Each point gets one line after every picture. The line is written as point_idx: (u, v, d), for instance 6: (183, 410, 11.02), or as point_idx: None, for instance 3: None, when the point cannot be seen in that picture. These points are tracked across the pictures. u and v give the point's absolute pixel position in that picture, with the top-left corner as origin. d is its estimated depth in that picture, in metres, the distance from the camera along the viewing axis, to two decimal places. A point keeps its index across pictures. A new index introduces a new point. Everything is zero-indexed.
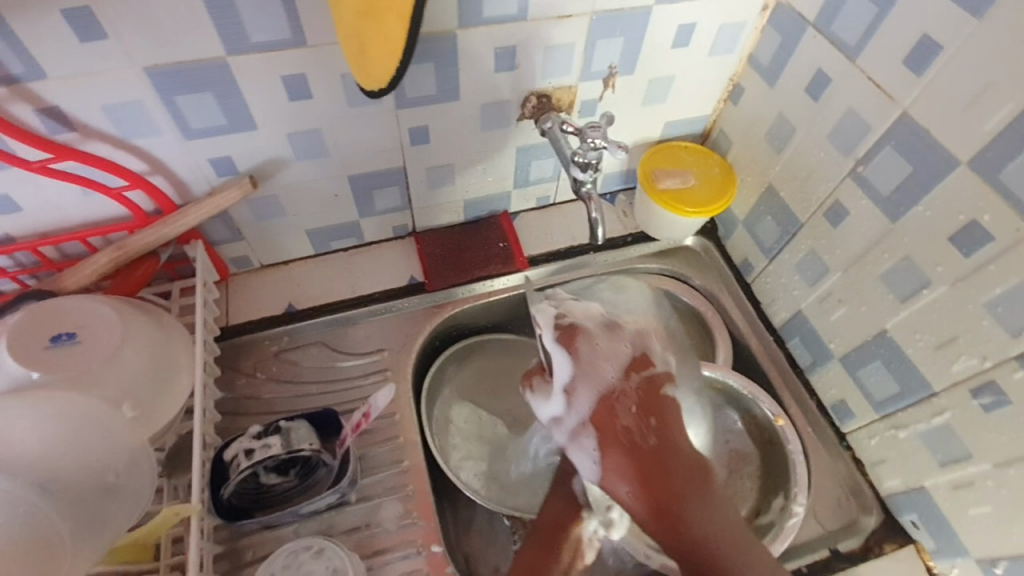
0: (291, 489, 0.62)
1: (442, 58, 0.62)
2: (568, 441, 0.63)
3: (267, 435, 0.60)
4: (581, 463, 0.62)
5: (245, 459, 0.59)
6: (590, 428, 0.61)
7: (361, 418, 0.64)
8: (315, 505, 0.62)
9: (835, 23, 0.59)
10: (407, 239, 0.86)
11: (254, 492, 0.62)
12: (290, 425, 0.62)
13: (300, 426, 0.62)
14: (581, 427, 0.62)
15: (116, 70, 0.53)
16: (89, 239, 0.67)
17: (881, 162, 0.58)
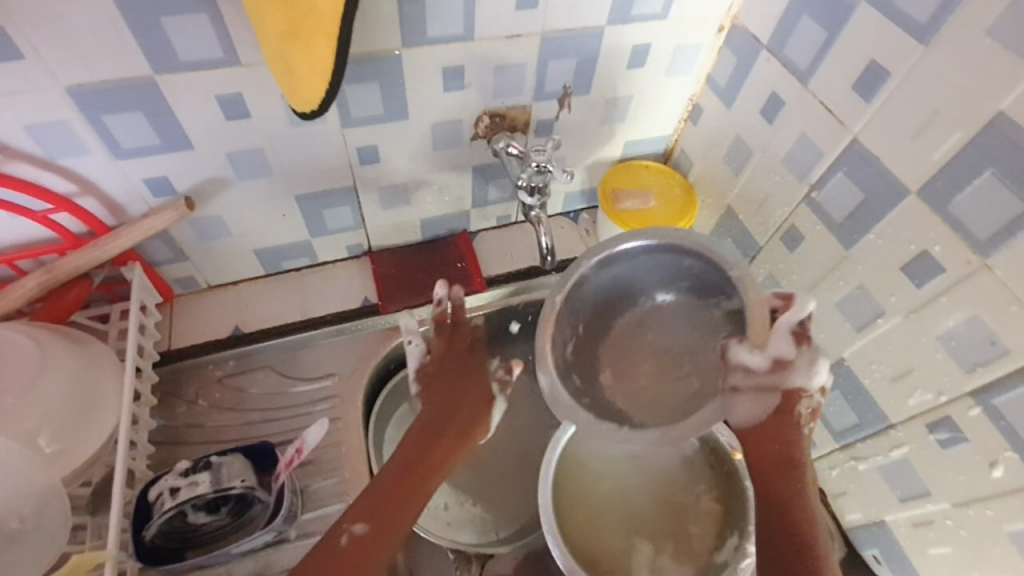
0: (223, 528, 0.59)
1: (386, 78, 0.60)
2: (740, 387, 0.58)
3: (195, 473, 0.57)
4: (739, 409, 0.58)
5: (169, 499, 0.55)
6: (780, 394, 0.57)
7: (293, 453, 0.61)
8: (250, 543, 0.58)
9: (788, 46, 0.58)
10: (363, 258, 0.83)
11: (182, 532, 0.58)
12: (222, 460, 0.58)
13: (233, 460, 0.59)
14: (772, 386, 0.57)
15: (35, 89, 0.51)
16: (17, 262, 0.64)
17: (834, 187, 0.57)
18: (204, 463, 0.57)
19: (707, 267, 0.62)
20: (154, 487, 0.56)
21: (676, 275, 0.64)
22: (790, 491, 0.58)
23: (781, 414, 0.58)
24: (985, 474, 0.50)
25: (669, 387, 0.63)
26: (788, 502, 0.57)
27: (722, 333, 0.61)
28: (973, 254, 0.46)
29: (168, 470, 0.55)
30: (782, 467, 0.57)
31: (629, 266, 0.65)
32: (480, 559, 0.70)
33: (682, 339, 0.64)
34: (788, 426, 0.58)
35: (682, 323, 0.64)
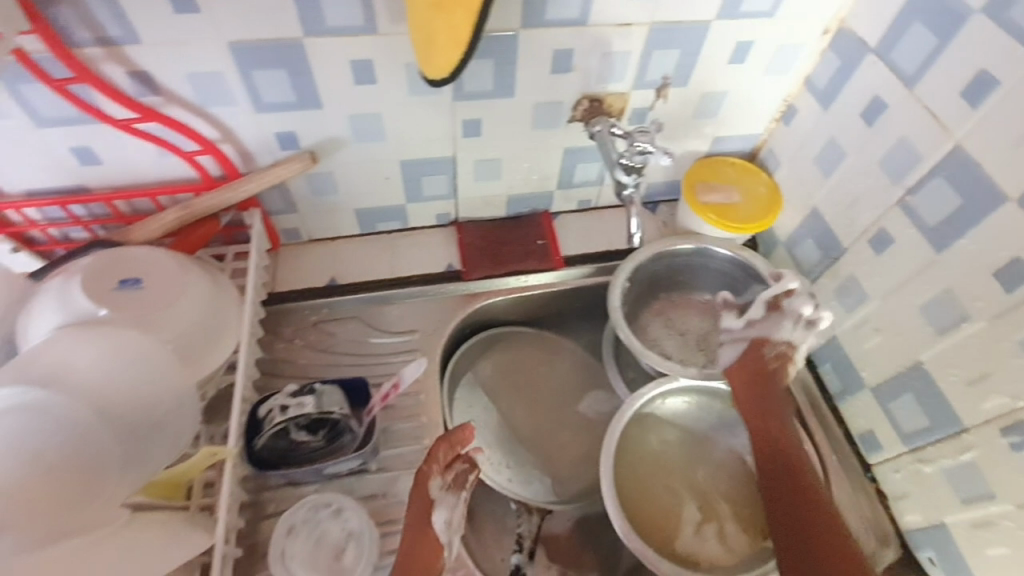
0: (318, 450, 0.65)
1: (501, 56, 0.65)
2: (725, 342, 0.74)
3: (301, 395, 0.64)
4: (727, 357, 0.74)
5: (278, 414, 0.63)
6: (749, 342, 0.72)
7: (390, 389, 0.67)
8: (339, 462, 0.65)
9: (894, 52, 0.60)
10: (450, 228, 0.89)
11: (284, 447, 0.65)
12: (324, 388, 0.65)
13: (333, 390, 0.65)
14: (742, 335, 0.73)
15: (203, 42, 0.58)
16: (158, 197, 0.72)
17: (928, 192, 0.58)
18: (308, 388, 0.65)
19: (735, 265, 0.81)
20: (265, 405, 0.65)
21: (708, 277, 0.84)
22: (773, 422, 0.69)
23: (756, 356, 0.71)
24: None
25: (693, 356, 0.82)
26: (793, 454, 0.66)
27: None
28: None
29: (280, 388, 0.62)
30: (761, 395, 0.70)
31: (686, 260, 0.82)
32: (539, 513, 0.78)
33: (700, 322, 0.84)
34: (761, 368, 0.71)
35: (704, 312, 0.84)
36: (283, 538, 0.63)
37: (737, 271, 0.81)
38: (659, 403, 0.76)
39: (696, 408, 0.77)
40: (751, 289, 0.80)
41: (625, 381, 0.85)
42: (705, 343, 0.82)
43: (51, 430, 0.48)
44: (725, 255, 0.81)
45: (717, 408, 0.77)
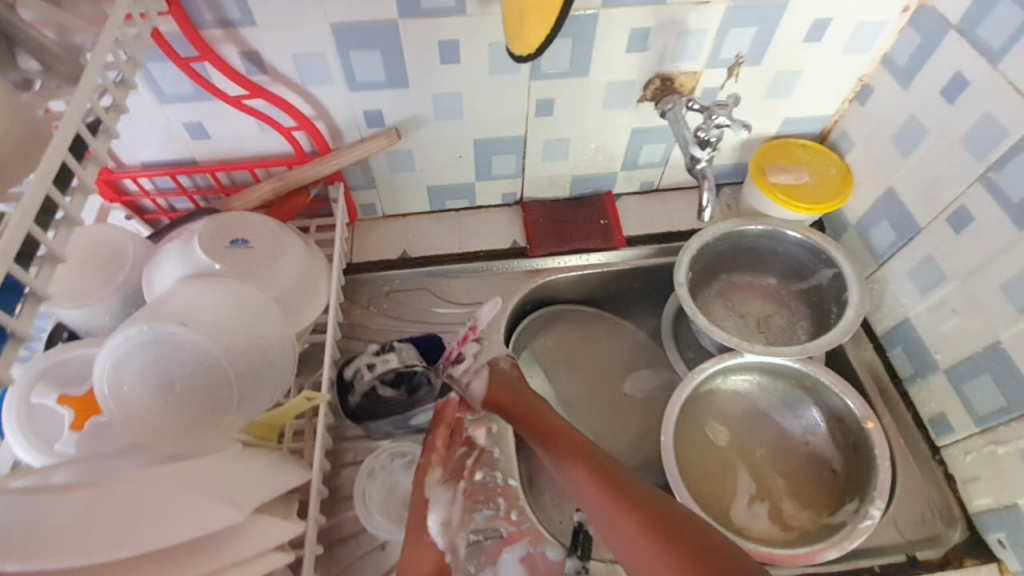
0: (402, 404, 0.72)
1: (579, 36, 0.68)
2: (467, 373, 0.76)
3: (383, 352, 0.72)
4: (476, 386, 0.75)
5: (366, 370, 0.71)
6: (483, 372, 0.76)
7: (469, 331, 0.77)
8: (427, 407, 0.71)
9: (982, 26, 0.59)
10: (515, 206, 0.92)
11: (372, 404, 0.72)
12: (402, 345, 0.73)
13: (409, 348, 0.73)
14: (477, 370, 0.76)
15: (310, 24, 0.63)
16: (255, 170, 0.79)
17: (1017, 168, 0.57)
18: (388, 345, 0.72)
19: (805, 249, 0.80)
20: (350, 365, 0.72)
21: (774, 258, 0.84)
22: (587, 452, 0.65)
23: (497, 377, 0.75)
24: None
25: (753, 337, 0.82)
26: (604, 474, 0.62)
27: (791, 305, 0.83)
28: None
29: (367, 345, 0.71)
30: (549, 434, 0.68)
31: (753, 239, 0.82)
32: None
33: (761, 305, 0.84)
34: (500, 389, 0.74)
35: (766, 295, 0.85)
36: (364, 479, 0.70)
37: (805, 255, 0.81)
38: (722, 379, 0.77)
39: (757, 386, 0.78)
40: (821, 274, 0.80)
41: (684, 358, 0.86)
42: (766, 325, 0.83)
43: (184, 361, 0.57)
44: (795, 239, 0.80)
45: (781, 387, 0.77)
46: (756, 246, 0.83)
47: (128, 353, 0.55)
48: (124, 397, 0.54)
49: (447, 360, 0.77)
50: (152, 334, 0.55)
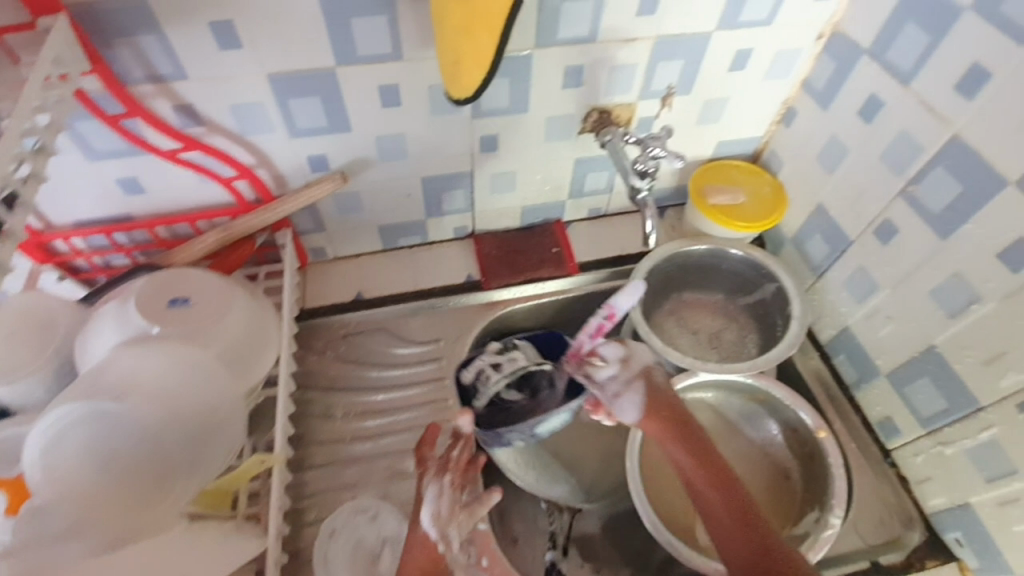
0: (530, 403, 0.79)
1: (516, 75, 0.69)
2: (619, 390, 0.69)
3: (508, 353, 0.80)
4: (625, 406, 0.67)
5: (492, 371, 0.77)
6: (636, 381, 0.69)
7: (604, 320, 0.71)
8: (566, 412, 0.75)
9: (889, 52, 0.63)
10: (468, 240, 0.93)
11: (503, 406, 0.79)
12: (522, 346, 0.82)
13: (529, 347, 0.82)
14: (627, 381, 0.69)
15: (243, 75, 0.62)
16: (196, 222, 0.77)
17: (932, 181, 0.60)
18: (510, 348, 0.81)
19: (749, 266, 0.84)
20: (471, 369, 0.78)
21: (720, 275, 0.87)
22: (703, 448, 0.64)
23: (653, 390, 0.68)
24: None
25: (706, 353, 0.84)
26: (713, 472, 0.62)
27: (740, 319, 0.86)
28: None
29: (490, 349, 0.77)
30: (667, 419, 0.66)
31: (699, 258, 0.85)
32: (569, 510, 0.79)
33: (711, 321, 0.87)
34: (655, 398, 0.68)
35: (716, 311, 0.87)
36: (326, 540, 0.69)
37: (749, 271, 0.84)
38: (685, 399, 0.78)
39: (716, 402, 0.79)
40: (764, 288, 0.83)
41: None
42: (717, 341, 0.85)
43: (124, 436, 0.53)
44: (738, 255, 0.84)
45: (738, 403, 0.79)
46: (702, 265, 0.86)
47: (63, 434, 0.52)
48: (59, 480, 0.50)
49: (579, 358, 0.72)
50: (87, 411, 0.53)
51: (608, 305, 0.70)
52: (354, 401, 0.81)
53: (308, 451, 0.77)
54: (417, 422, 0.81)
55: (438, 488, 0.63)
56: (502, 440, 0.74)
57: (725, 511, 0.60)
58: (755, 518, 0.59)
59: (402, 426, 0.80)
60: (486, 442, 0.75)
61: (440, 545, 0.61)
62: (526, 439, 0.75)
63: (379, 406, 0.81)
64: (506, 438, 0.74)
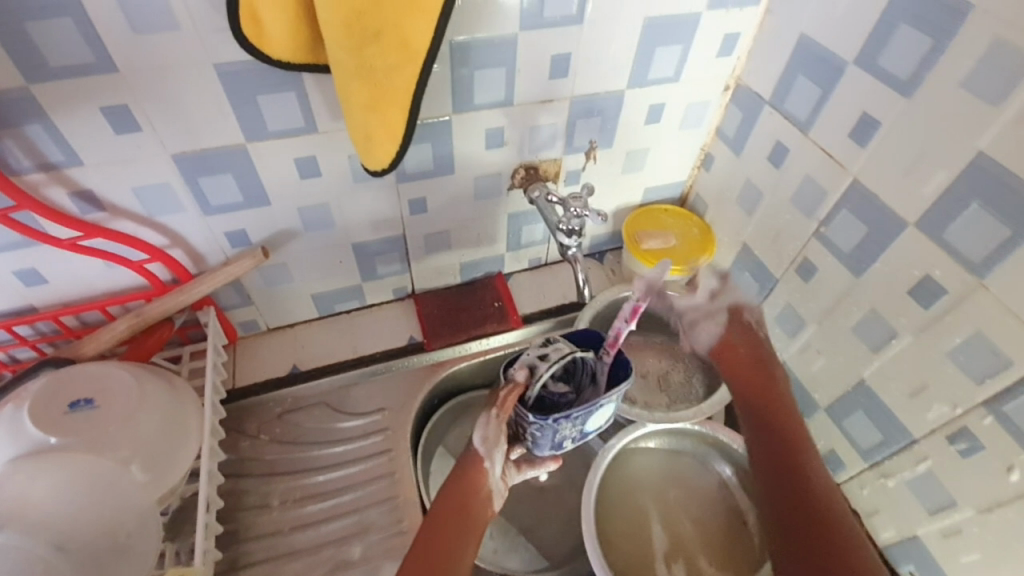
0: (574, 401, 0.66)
1: (437, 140, 0.69)
2: (699, 320, 0.77)
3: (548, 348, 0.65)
4: (705, 334, 0.76)
5: (540, 367, 0.63)
6: (723, 313, 0.77)
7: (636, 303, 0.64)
8: (612, 402, 0.64)
9: (788, 101, 0.67)
10: (408, 300, 0.91)
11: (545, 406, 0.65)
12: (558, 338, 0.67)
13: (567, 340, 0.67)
14: (712, 310, 0.77)
15: (146, 157, 0.59)
16: (108, 308, 0.72)
17: (840, 223, 0.63)
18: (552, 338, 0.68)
19: None
20: (517, 369, 0.64)
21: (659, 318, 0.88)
22: (785, 412, 0.65)
23: (735, 321, 0.75)
24: (1003, 478, 0.54)
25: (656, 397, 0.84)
26: (789, 435, 0.63)
27: (686, 359, 0.87)
28: (969, 275, 0.51)
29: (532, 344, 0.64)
30: (739, 369, 0.71)
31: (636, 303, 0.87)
32: None
33: (659, 363, 0.87)
34: (749, 332, 0.74)
35: (660, 353, 0.88)
36: None
37: None
38: (633, 445, 0.78)
39: (668, 448, 0.79)
40: None
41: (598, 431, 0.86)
42: (665, 383, 0.85)
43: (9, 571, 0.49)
44: None
45: (690, 444, 0.78)
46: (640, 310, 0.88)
47: None
48: None
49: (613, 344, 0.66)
50: None
51: (640, 289, 0.65)
52: (293, 486, 0.75)
53: (242, 547, 0.70)
54: (362, 502, 0.75)
55: (484, 429, 0.63)
56: (551, 433, 0.62)
57: (780, 438, 0.62)
58: (810, 478, 0.58)
59: (347, 508, 0.74)
60: (533, 443, 0.65)
61: (487, 464, 0.63)
62: (573, 436, 0.64)
63: (320, 488, 0.76)
64: (554, 430, 0.62)
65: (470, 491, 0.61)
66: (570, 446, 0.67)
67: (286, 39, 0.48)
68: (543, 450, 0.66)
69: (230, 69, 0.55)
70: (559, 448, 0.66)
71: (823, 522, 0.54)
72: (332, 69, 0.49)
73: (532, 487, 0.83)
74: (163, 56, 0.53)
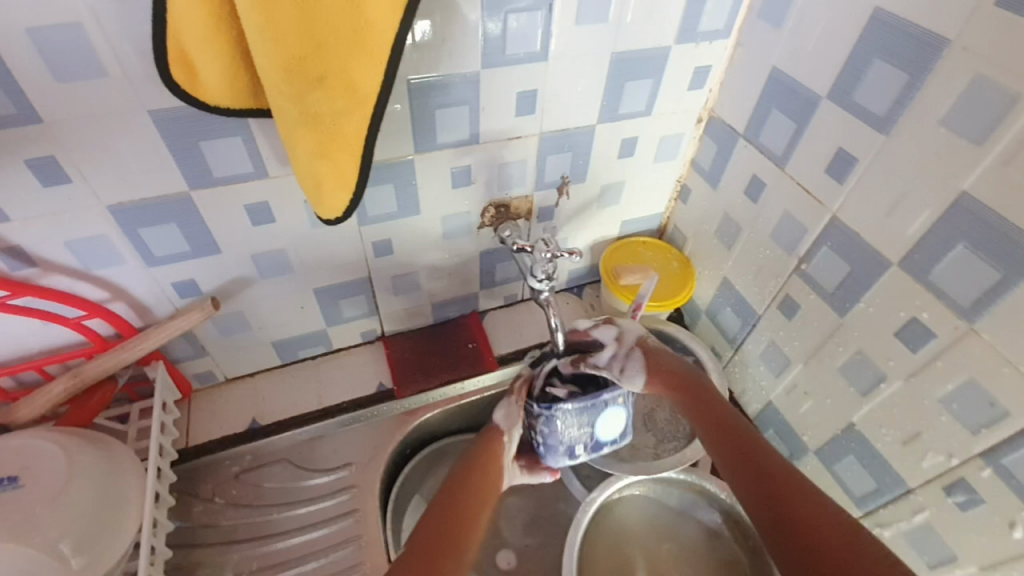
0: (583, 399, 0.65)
1: (400, 180, 0.65)
2: (620, 365, 0.66)
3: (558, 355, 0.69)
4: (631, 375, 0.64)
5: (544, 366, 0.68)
6: (638, 349, 0.67)
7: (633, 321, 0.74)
8: (620, 403, 0.65)
9: (762, 134, 0.64)
10: (377, 343, 0.86)
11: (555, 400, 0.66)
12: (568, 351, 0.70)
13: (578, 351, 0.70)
14: (627, 351, 0.67)
15: (80, 210, 0.55)
16: (45, 367, 0.66)
17: (821, 260, 0.61)
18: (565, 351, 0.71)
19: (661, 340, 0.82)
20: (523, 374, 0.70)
21: None
22: (708, 396, 0.62)
23: (651, 353, 0.66)
24: (1006, 534, 0.51)
25: (642, 438, 0.80)
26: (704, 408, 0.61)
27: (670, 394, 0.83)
28: (959, 320, 0.49)
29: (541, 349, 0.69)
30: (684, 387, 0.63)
31: None
32: None
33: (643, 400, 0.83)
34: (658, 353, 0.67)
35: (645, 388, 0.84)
36: None
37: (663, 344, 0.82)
38: (616, 495, 0.74)
39: (652, 497, 0.75)
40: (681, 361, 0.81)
41: (579, 478, 0.81)
42: (651, 422, 0.81)
43: None
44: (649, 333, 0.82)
45: (676, 494, 0.74)
46: None
47: None
48: None
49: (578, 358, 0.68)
50: None
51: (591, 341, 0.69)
52: (250, 555, 0.69)
53: None
54: (327, 570, 0.69)
55: (507, 408, 0.69)
56: (557, 430, 0.63)
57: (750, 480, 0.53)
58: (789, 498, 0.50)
59: None
60: (545, 447, 0.65)
61: (507, 438, 0.67)
62: (584, 440, 0.64)
63: (278, 557, 0.70)
64: (560, 425, 0.63)
65: (488, 457, 0.65)
66: (583, 457, 0.66)
67: (219, 79, 0.44)
68: (557, 459, 0.66)
69: (169, 115, 0.51)
70: (573, 456, 0.66)
71: (829, 552, 0.45)
72: (274, 114, 0.45)
73: (510, 545, 0.78)
74: (93, 103, 0.49)
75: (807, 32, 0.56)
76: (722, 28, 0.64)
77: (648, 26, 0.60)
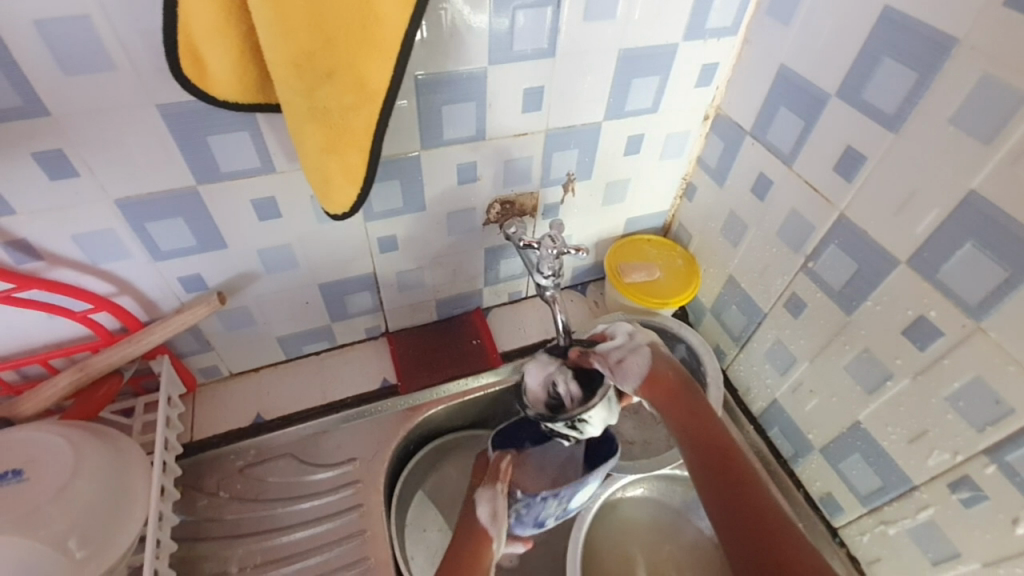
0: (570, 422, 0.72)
1: (406, 176, 0.65)
2: (623, 357, 0.65)
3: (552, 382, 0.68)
4: (630, 369, 0.64)
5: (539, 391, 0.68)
6: (648, 351, 0.66)
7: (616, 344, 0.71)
8: (595, 479, 0.68)
9: (769, 132, 0.64)
10: (381, 339, 0.86)
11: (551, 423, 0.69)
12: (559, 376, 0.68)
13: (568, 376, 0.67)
14: (637, 348, 0.66)
15: (86, 203, 0.55)
16: (50, 361, 0.66)
17: (827, 258, 0.60)
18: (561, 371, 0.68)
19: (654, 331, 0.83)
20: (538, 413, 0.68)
21: None
22: (703, 415, 0.61)
23: (657, 359, 0.66)
24: (1009, 532, 0.51)
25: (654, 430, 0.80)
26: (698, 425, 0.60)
27: None
28: (966, 318, 0.49)
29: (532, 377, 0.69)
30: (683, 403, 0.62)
31: None
32: None
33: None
34: (663, 361, 0.66)
35: None
36: None
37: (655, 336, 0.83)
38: (620, 493, 0.74)
39: (658, 493, 0.75)
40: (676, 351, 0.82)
41: None
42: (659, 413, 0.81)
43: None
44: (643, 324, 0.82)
45: (679, 492, 0.74)
46: None
47: None
48: None
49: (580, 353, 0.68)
50: None
51: (605, 335, 0.70)
52: (254, 549, 0.69)
53: None
54: (331, 565, 0.69)
55: (491, 505, 0.65)
56: (537, 509, 0.66)
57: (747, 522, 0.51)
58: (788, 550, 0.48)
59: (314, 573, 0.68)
60: (516, 520, 0.68)
61: (493, 543, 0.63)
62: (555, 515, 0.68)
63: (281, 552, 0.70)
64: (539, 508, 0.66)
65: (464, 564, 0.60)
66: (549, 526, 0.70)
67: (228, 75, 0.44)
68: (524, 529, 0.68)
69: (176, 109, 0.51)
70: (540, 527, 0.69)
71: None
72: (284, 110, 0.45)
73: None
74: (101, 97, 0.49)
75: (815, 30, 0.56)
76: (730, 26, 0.63)
77: (655, 23, 0.60)
